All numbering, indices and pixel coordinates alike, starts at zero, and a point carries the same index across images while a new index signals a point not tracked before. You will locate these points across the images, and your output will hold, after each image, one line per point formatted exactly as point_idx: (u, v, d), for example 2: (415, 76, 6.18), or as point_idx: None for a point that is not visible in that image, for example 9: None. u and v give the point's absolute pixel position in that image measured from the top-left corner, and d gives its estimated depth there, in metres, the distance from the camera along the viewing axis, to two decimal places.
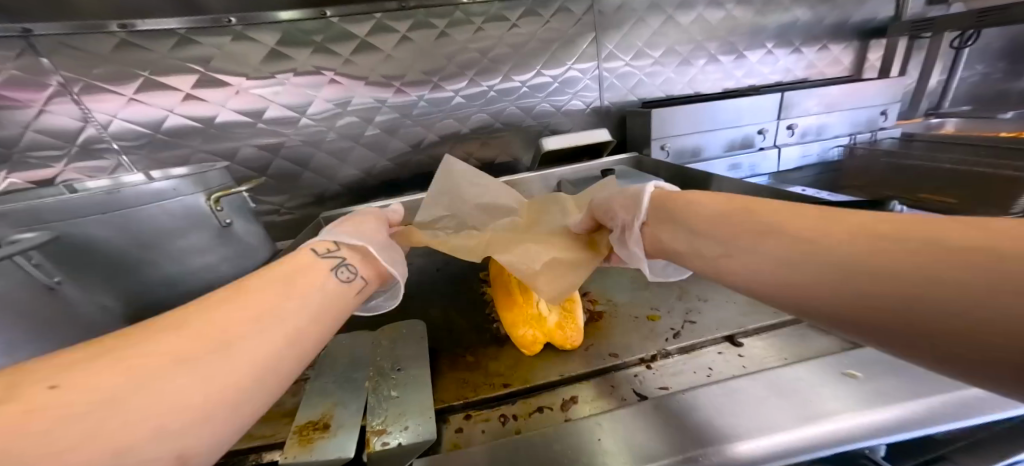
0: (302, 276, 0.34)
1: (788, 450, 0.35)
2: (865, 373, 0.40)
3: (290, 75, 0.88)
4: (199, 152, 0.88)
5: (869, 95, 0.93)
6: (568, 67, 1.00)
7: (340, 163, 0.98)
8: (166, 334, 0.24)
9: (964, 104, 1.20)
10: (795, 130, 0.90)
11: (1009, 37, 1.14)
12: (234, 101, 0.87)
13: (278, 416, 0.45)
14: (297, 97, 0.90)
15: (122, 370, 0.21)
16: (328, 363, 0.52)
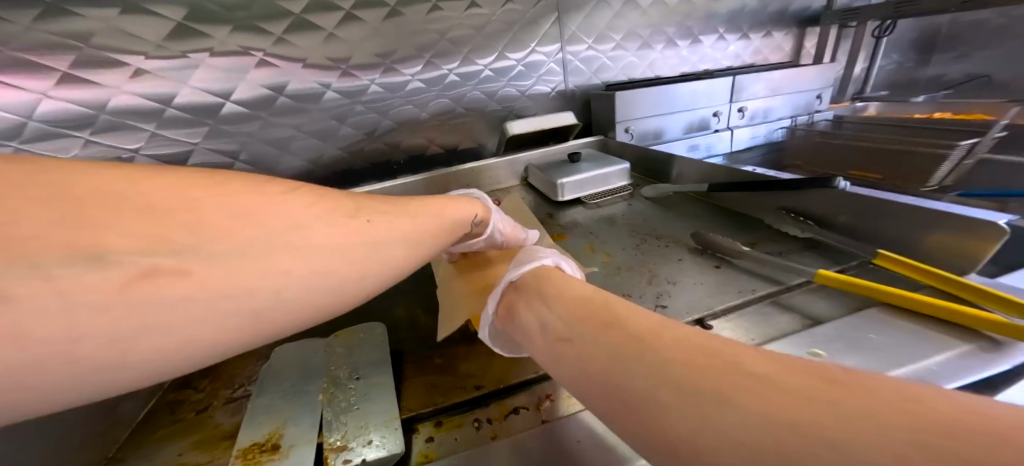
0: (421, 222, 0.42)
1: None
2: (826, 351, 0.38)
3: (205, 55, 0.76)
4: (89, 143, 0.74)
5: (809, 79, 1.00)
6: (532, 50, 0.96)
7: (281, 152, 0.88)
8: (309, 213, 0.30)
9: (881, 89, 1.33)
10: (746, 112, 0.95)
11: (915, 28, 1.28)
12: (132, 83, 0.74)
13: (216, 439, 0.39)
14: (216, 80, 0.78)
15: (259, 221, 0.27)
16: (274, 377, 0.46)
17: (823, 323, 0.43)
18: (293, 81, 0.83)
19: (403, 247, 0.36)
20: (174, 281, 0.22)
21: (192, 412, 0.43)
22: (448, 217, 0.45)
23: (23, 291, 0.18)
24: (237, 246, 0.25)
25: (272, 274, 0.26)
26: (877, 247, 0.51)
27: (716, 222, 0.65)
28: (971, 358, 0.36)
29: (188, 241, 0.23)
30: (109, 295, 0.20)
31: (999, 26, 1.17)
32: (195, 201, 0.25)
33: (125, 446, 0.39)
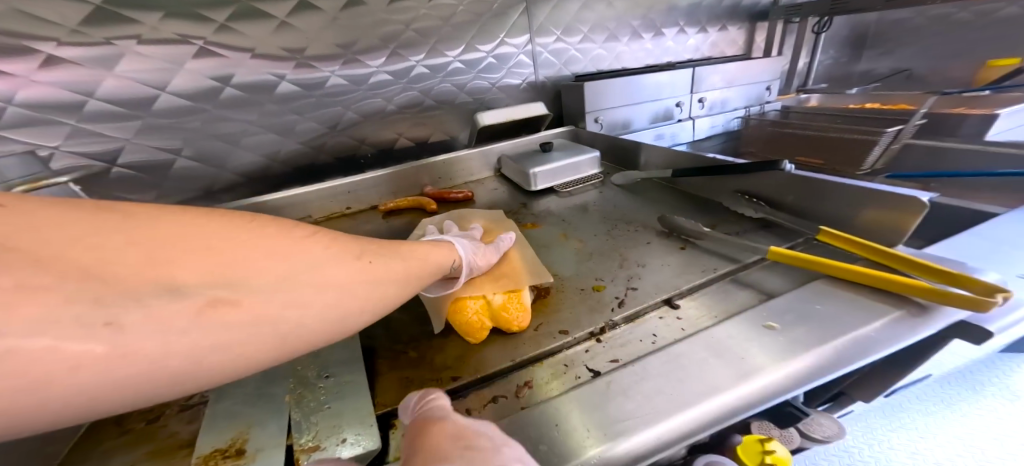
0: (415, 260, 0.43)
1: (707, 423, 0.34)
2: (778, 323, 0.41)
3: (134, 42, 0.69)
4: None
5: (761, 71, 1.07)
6: (501, 41, 0.96)
7: (235, 148, 0.82)
8: (314, 255, 0.31)
9: (822, 82, 1.44)
10: (705, 103, 0.99)
11: (850, 26, 1.40)
12: (51, 74, 0.66)
13: (173, 449, 0.36)
14: (149, 69, 0.72)
15: (260, 256, 0.28)
16: (234, 382, 0.43)
17: (777, 296, 0.46)
18: (242, 72, 0.78)
19: (399, 288, 0.38)
20: (231, 312, 0.25)
21: (143, 422, 0.39)
22: (432, 264, 0.45)
23: (129, 321, 0.21)
24: (272, 282, 0.28)
25: (295, 309, 0.28)
26: (821, 224, 0.55)
27: (679, 205, 0.68)
28: (902, 323, 0.39)
29: (240, 277, 0.26)
30: (186, 322, 0.23)
31: (920, 24, 1.30)
32: (245, 243, 0.28)
33: (66, 461, 0.35)
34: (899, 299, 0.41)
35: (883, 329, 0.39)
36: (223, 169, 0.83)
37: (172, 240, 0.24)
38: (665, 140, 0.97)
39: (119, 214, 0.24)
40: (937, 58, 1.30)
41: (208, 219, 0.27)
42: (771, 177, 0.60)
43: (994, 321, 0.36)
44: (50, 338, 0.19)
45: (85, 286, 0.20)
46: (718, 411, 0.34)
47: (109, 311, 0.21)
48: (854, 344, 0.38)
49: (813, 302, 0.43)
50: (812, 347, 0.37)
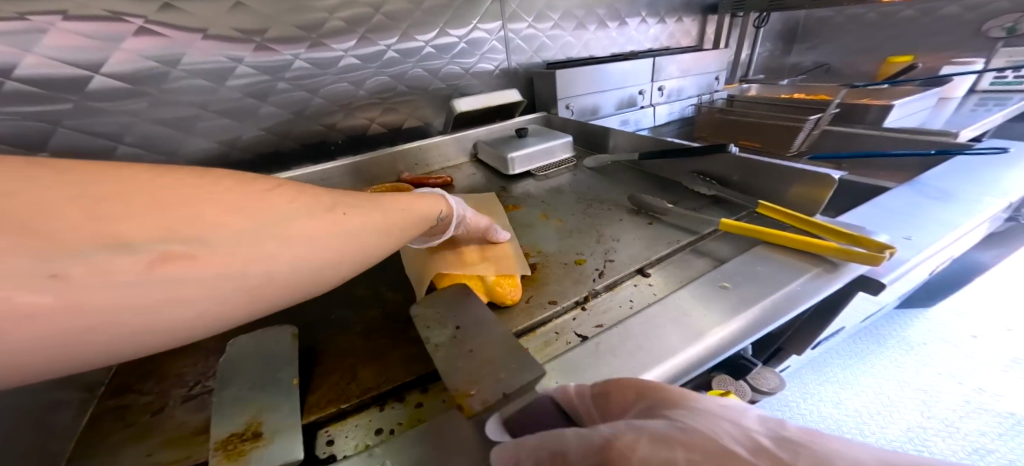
0: (392, 209, 0.41)
1: (677, 373, 0.40)
2: (731, 283, 0.48)
3: (56, 17, 0.61)
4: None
5: (711, 62, 1.17)
6: (473, 27, 0.96)
7: (187, 134, 0.77)
8: (279, 207, 0.29)
9: (761, 72, 1.60)
10: (664, 91, 1.07)
11: (785, 21, 1.55)
12: None
13: (188, 435, 0.38)
14: (77, 47, 0.64)
15: (221, 209, 0.26)
16: (232, 369, 0.43)
17: (728, 261, 0.54)
18: (192, 54, 0.72)
19: (377, 238, 0.37)
20: (187, 266, 0.23)
21: (146, 415, 0.40)
22: (417, 213, 0.45)
23: (76, 273, 0.20)
24: (232, 234, 0.26)
25: (267, 265, 0.27)
26: (762, 199, 0.64)
27: (644, 186, 0.75)
28: (819, 278, 0.47)
29: (194, 232, 0.24)
30: (136, 276, 0.22)
31: (839, 23, 1.48)
32: (191, 194, 0.25)
33: (74, 456, 0.36)
34: (816, 258, 0.50)
35: (808, 283, 0.47)
36: (174, 157, 0.78)
37: (122, 197, 0.23)
38: (630, 126, 1.04)
39: (91, 177, 0.23)
40: (851, 53, 1.49)
41: (162, 176, 0.25)
42: (719, 160, 0.69)
43: (887, 273, 0.46)
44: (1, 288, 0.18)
45: (30, 241, 0.19)
46: (686, 362, 0.40)
47: (55, 264, 0.19)
48: (783, 299, 0.45)
49: (752, 263, 0.51)
50: (757, 302, 0.45)
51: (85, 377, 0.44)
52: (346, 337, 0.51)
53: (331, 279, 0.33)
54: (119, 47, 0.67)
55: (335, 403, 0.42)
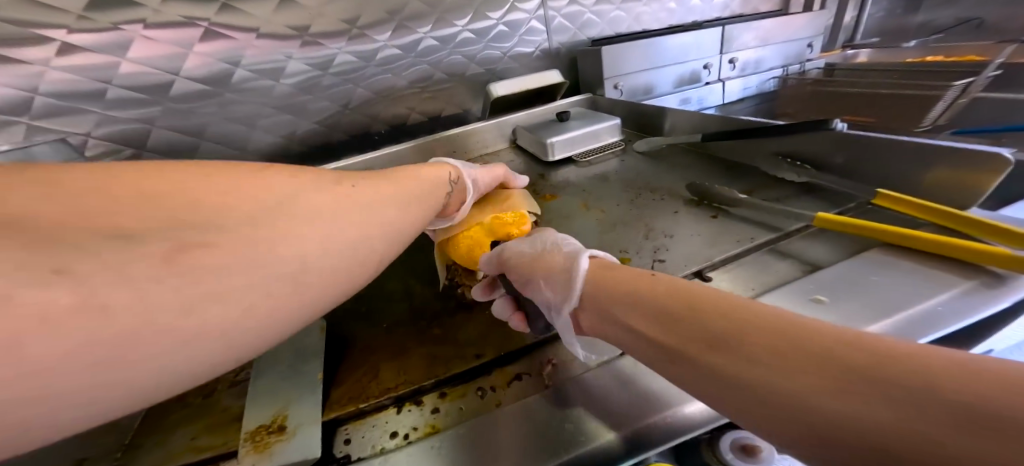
0: (399, 187, 0.43)
1: None
2: (830, 297, 0.37)
3: (139, 26, 0.68)
4: (31, 129, 0.67)
5: (801, 25, 0.97)
6: (512, 7, 0.91)
7: (251, 130, 0.82)
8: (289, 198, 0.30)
9: (871, 37, 1.33)
10: (737, 63, 0.92)
11: None
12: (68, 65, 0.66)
13: (230, 419, 0.38)
14: (157, 54, 0.70)
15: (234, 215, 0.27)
16: (270, 356, 0.43)
17: (823, 268, 0.42)
18: (250, 54, 0.76)
19: (394, 212, 0.39)
20: (212, 254, 0.23)
21: (200, 397, 0.41)
22: (418, 187, 0.46)
23: (84, 269, 0.18)
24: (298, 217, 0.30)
25: (295, 251, 0.27)
26: (879, 187, 0.49)
27: (709, 173, 0.63)
28: (977, 295, 0.34)
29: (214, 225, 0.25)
30: (163, 269, 0.21)
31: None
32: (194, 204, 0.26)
33: (140, 432, 0.37)
34: (970, 266, 0.36)
35: (960, 298, 0.34)
36: (241, 151, 0.83)
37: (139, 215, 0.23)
38: (691, 105, 0.91)
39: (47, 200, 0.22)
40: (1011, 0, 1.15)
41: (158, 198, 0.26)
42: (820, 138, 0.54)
43: None
44: None
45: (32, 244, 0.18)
46: None
47: (61, 260, 0.18)
48: (914, 318, 0.33)
49: (864, 270, 0.39)
50: (874, 324, 0.33)
51: None
52: (372, 331, 0.48)
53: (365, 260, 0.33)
54: (191, 51, 0.72)
55: (355, 402, 0.38)
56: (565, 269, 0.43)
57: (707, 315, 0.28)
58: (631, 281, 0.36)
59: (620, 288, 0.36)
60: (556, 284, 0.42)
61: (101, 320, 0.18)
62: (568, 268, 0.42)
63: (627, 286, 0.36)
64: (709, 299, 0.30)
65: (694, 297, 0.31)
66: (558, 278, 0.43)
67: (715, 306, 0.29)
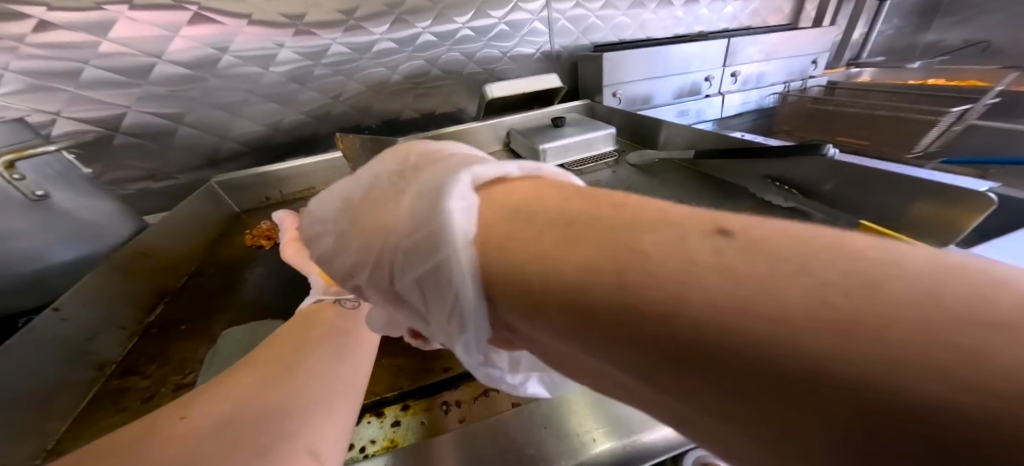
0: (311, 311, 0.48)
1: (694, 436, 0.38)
2: None
3: (124, 7, 0.66)
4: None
5: (808, 41, 0.96)
6: (514, 7, 0.89)
7: (236, 117, 0.80)
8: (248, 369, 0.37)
9: (879, 55, 1.32)
10: (738, 77, 0.91)
11: None
12: (45, 42, 0.64)
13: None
14: (141, 36, 0.69)
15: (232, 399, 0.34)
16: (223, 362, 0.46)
17: None
18: (239, 40, 0.74)
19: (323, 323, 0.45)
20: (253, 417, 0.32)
21: (139, 401, 0.45)
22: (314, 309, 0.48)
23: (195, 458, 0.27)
24: (216, 414, 0.31)
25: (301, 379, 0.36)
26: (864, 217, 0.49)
27: (700, 190, 0.63)
28: None
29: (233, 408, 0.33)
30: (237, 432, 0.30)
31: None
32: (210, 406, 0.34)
33: (64, 437, 0.41)
34: None
35: None
36: (224, 138, 0.81)
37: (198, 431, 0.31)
38: (690, 116, 0.90)
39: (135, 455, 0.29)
40: None
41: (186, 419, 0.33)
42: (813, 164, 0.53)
43: None
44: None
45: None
46: None
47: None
48: None
49: None
50: None
51: (92, 355, 0.49)
52: None
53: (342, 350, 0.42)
54: (177, 34, 0.71)
55: None
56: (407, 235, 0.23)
57: (827, 371, 0.12)
58: (588, 263, 0.17)
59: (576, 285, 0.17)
60: (406, 266, 0.23)
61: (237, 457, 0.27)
62: (425, 223, 0.22)
63: (600, 278, 0.17)
64: (821, 330, 0.12)
65: (771, 325, 0.13)
66: (403, 248, 0.23)
67: (829, 319, 0.12)
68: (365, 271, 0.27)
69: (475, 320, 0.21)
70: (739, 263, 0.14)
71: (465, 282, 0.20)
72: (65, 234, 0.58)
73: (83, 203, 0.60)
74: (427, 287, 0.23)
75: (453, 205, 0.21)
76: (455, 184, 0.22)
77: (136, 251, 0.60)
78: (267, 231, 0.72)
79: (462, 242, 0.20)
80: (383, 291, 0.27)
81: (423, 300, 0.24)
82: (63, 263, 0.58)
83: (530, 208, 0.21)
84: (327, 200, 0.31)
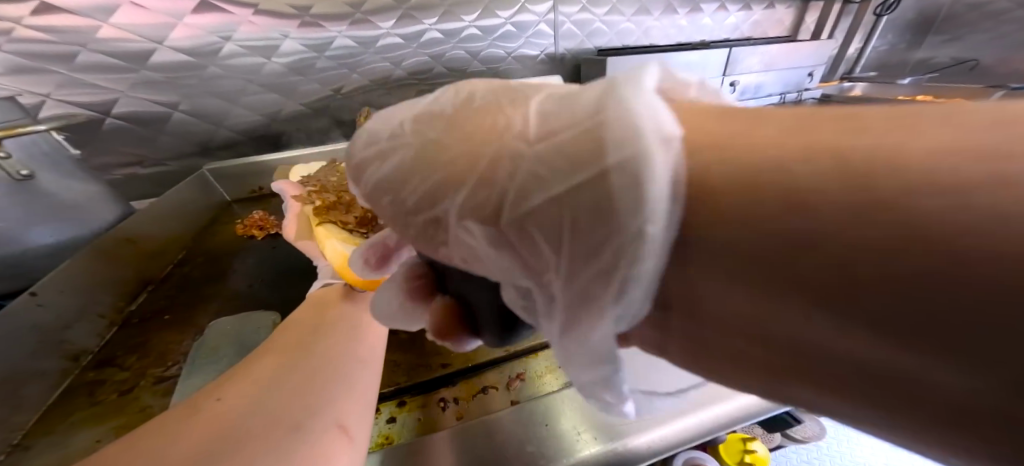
0: (330, 292, 0.46)
1: (684, 436, 0.37)
2: None
3: None
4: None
5: (806, 54, 0.98)
6: (521, 8, 0.89)
7: (233, 106, 0.79)
8: (265, 352, 0.36)
9: (871, 70, 1.37)
10: (737, 87, 0.93)
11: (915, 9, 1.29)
12: (41, 23, 0.61)
13: (136, 422, 0.39)
14: (144, 23, 0.67)
15: (251, 376, 0.33)
16: (208, 355, 0.44)
17: None
18: (243, 30, 0.73)
19: (342, 303, 0.44)
20: (271, 396, 0.31)
21: (115, 394, 0.43)
22: (334, 291, 0.47)
23: (218, 439, 0.26)
24: (249, 396, 0.31)
25: (322, 359, 0.36)
26: None
27: None
28: None
29: (245, 385, 0.32)
30: (250, 415, 0.29)
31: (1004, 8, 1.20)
32: (226, 378, 0.33)
33: (32, 432, 0.40)
34: None
35: None
36: (220, 126, 0.79)
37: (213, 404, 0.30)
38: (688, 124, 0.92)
39: (153, 428, 0.28)
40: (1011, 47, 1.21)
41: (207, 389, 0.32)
42: None
43: None
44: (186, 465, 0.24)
45: (189, 443, 0.26)
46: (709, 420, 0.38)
47: (207, 446, 0.26)
48: None
49: None
50: None
51: (66, 345, 0.47)
52: None
53: (363, 331, 0.41)
54: (182, 22, 0.69)
55: None
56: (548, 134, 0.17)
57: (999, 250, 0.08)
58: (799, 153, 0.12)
59: (782, 173, 0.12)
60: (538, 181, 0.17)
61: (258, 440, 0.27)
62: (587, 117, 0.16)
63: (786, 165, 0.12)
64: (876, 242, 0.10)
65: (820, 208, 0.11)
66: (538, 152, 0.17)
67: (921, 163, 0.10)
68: (457, 199, 0.20)
69: (657, 255, 0.13)
70: (895, 136, 0.11)
71: (663, 181, 0.13)
72: (48, 217, 0.56)
73: (71, 187, 0.58)
74: (569, 215, 0.16)
75: (645, 90, 0.14)
76: (643, 74, 0.16)
77: (120, 238, 0.57)
78: (258, 220, 0.70)
79: (665, 131, 0.13)
80: (478, 228, 0.20)
81: (539, 238, 0.17)
82: (41, 248, 0.56)
83: (736, 114, 0.15)
84: (396, 113, 0.26)
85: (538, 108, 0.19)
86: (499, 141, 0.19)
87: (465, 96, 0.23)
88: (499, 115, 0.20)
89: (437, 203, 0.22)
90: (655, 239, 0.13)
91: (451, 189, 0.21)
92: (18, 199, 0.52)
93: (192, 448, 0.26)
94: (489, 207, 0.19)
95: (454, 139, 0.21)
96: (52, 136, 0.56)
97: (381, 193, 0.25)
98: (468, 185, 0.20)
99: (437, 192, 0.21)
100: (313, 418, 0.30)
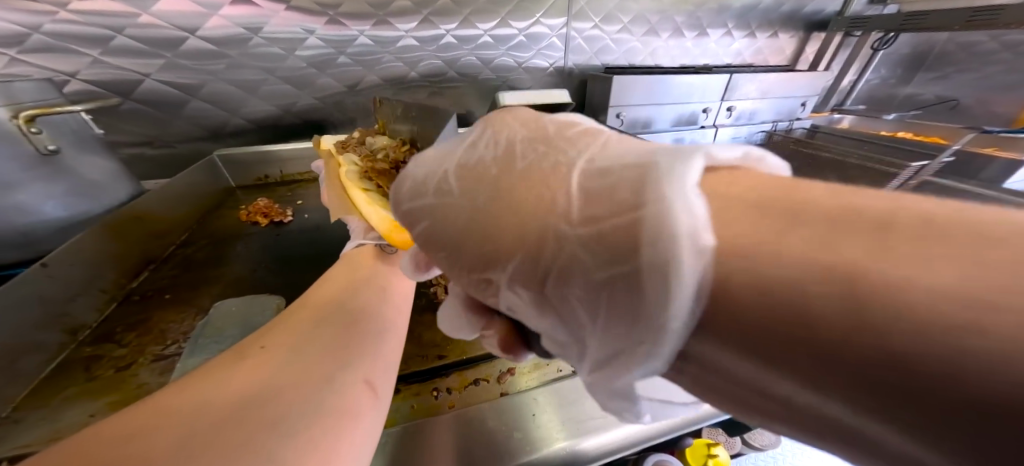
0: (361, 258, 0.50)
1: (635, 440, 0.41)
2: None
3: None
4: (11, 60, 0.62)
5: (801, 84, 1.03)
6: (536, 21, 0.92)
7: (250, 96, 0.81)
8: (299, 310, 0.38)
9: (861, 102, 1.44)
10: (733, 111, 0.98)
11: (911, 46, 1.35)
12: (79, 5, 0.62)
13: (131, 399, 0.40)
14: (181, 10, 0.68)
15: (290, 331, 0.35)
16: (210, 335, 0.46)
17: None
18: (273, 24, 0.75)
19: (370, 268, 0.48)
20: (316, 351, 0.32)
21: (112, 370, 0.44)
22: (364, 255, 0.51)
23: (269, 388, 0.28)
24: (290, 347, 0.33)
25: (356, 320, 0.38)
26: None
27: None
28: None
29: (289, 339, 0.34)
30: (298, 367, 0.30)
31: (991, 50, 1.26)
32: (267, 331, 0.35)
33: (22, 404, 0.40)
34: None
35: None
36: (235, 114, 0.82)
37: (259, 356, 0.31)
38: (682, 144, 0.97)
39: (201, 373, 0.29)
40: (989, 90, 1.29)
41: (250, 342, 0.33)
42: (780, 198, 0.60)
43: None
44: (242, 408, 0.25)
45: (242, 390, 0.27)
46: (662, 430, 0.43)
47: (262, 396, 0.27)
48: None
49: None
50: None
51: (66, 318, 0.47)
52: None
53: (391, 300, 0.43)
54: (218, 14, 0.70)
55: None
56: (592, 220, 0.18)
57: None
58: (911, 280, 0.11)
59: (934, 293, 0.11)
60: (581, 264, 0.18)
61: (306, 392, 0.28)
62: (628, 207, 0.17)
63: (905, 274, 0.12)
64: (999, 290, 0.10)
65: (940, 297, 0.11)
66: (581, 237, 0.18)
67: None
68: (510, 265, 0.22)
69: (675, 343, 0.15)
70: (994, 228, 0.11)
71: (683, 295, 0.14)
72: (64, 191, 0.57)
73: (92, 163, 0.61)
74: (606, 296, 0.18)
75: (687, 187, 0.15)
76: (680, 165, 0.16)
77: (131, 214, 0.59)
78: (264, 208, 0.72)
79: (700, 241, 0.14)
80: (526, 288, 0.22)
81: (584, 307, 0.19)
82: (54, 221, 0.57)
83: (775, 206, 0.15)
84: (437, 163, 0.29)
85: (577, 184, 0.20)
86: (543, 217, 0.20)
87: (503, 152, 0.25)
88: (540, 185, 0.22)
89: (489, 269, 0.24)
90: (674, 333, 0.14)
91: (500, 260, 0.23)
92: (42, 172, 0.55)
93: (248, 393, 0.27)
94: (534, 277, 0.21)
95: (504, 214, 0.23)
96: (78, 114, 0.59)
97: (430, 244, 0.28)
98: (517, 256, 0.21)
99: (491, 259, 0.23)
100: (345, 372, 0.32)
